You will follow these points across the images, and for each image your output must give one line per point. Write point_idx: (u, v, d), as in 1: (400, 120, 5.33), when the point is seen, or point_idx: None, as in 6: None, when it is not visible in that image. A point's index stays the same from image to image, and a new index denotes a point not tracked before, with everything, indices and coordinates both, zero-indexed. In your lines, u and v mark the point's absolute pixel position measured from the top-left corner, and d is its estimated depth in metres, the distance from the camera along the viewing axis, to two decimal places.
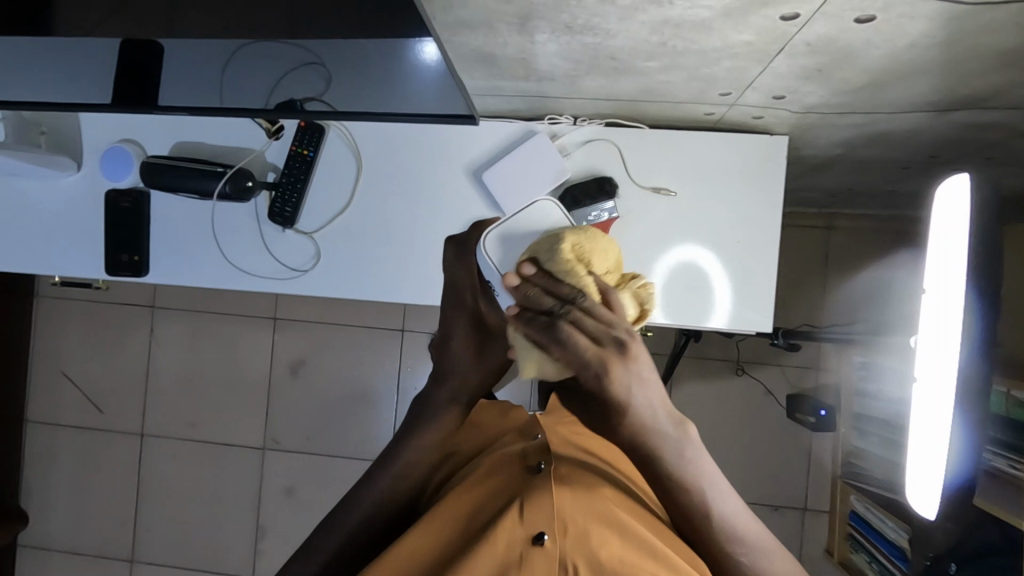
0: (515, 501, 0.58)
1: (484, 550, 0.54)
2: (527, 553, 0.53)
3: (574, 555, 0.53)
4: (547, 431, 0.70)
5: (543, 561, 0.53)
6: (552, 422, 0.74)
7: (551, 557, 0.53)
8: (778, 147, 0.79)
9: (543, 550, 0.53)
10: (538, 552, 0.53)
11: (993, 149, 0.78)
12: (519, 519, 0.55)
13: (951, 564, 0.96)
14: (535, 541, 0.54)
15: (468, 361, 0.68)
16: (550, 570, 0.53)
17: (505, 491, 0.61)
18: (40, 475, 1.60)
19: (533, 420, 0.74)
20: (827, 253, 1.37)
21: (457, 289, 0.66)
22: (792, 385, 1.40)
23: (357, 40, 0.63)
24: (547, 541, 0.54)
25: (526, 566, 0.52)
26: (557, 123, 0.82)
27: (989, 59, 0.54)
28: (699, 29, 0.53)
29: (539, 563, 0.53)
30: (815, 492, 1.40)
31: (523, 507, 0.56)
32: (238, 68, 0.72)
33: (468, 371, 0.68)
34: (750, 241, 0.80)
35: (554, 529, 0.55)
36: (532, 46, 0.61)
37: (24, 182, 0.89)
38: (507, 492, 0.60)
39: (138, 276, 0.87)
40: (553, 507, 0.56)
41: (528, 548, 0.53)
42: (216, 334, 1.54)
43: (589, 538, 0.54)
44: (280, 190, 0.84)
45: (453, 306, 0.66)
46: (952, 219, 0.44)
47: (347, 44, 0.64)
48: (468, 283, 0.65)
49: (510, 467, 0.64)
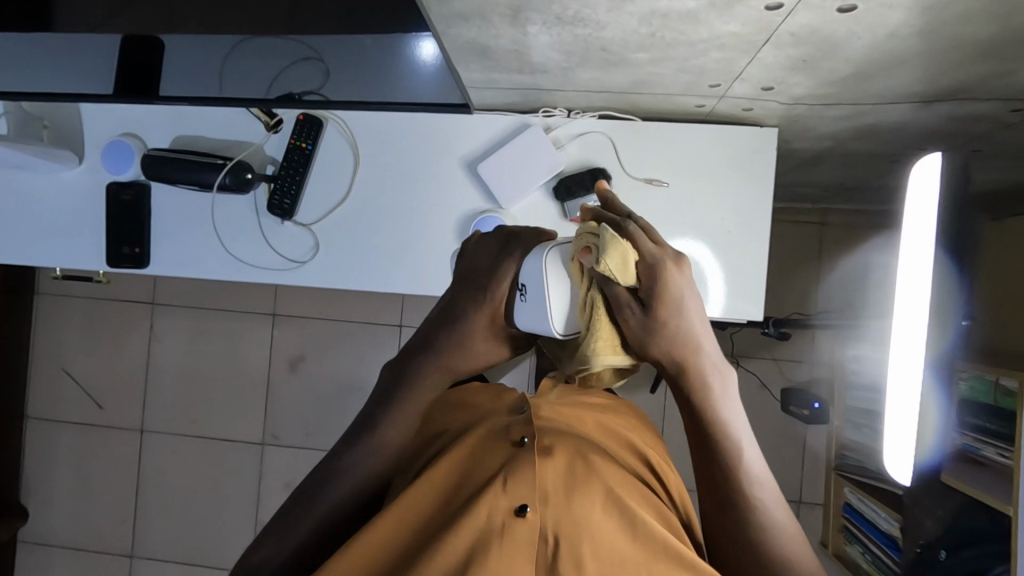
0: (499, 474, 0.60)
1: (470, 520, 0.56)
2: (508, 523, 0.56)
3: (554, 524, 0.56)
4: (533, 407, 0.71)
5: (525, 529, 0.56)
6: (542, 400, 0.73)
7: (532, 527, 0.56)
8: (768, 138, 0.80)
9: (526, 520, 0.56)
10: (521, 522, 0.56)
11: (978, 142, 0.80)
12: (503, 490, 0.58)
13: (942, 551, 0.98)
14: (518, 512, 0.56)
15: (471, 344, 0.64)
16: (530, 540, 0.55)
17: (489, 463, 0.62)
18: (40, 471, 1.61)
19: (522, 396, 0.75)
20: (820, 249, 1.39)
21: (473, 268, 0.63)
22: (786, 379, 1.42)
23: (365, 19, 0.66)
24: (529, 512, 0.56)
25: (507, 535, 0.55)
26: (550, 116, 0.84)
27: (969, 49, 0.55)
28: (688, 20, 0.55)
29: (522, 533, 0.55)
30: (810, 486, 1.41)
31: (507, 479, 0.58)
32: (239, 58, 0.74)
33: (468, 353, 0.65)
34: (742, 232, 0.81)
35: (536, 500, 0.57)
36: (525, 38, 0.62)
37: (27, 175, 0.91)
38: (491, 465, 0.62)
39: (139, 269, 0.89)
40: (535, 481, 0.58)
41: (510, 518, 0.56)
42: (215, 330, 1.56)
43: (570, 510, 0.57)
44: (279, 182, 0.85)
45: (464, 285, 0.63)
46: (917, 203, 0.45)
47: (351, 21, 0.67)
48: (484, 263, 0.62)
49: (495, 439, 0.65)
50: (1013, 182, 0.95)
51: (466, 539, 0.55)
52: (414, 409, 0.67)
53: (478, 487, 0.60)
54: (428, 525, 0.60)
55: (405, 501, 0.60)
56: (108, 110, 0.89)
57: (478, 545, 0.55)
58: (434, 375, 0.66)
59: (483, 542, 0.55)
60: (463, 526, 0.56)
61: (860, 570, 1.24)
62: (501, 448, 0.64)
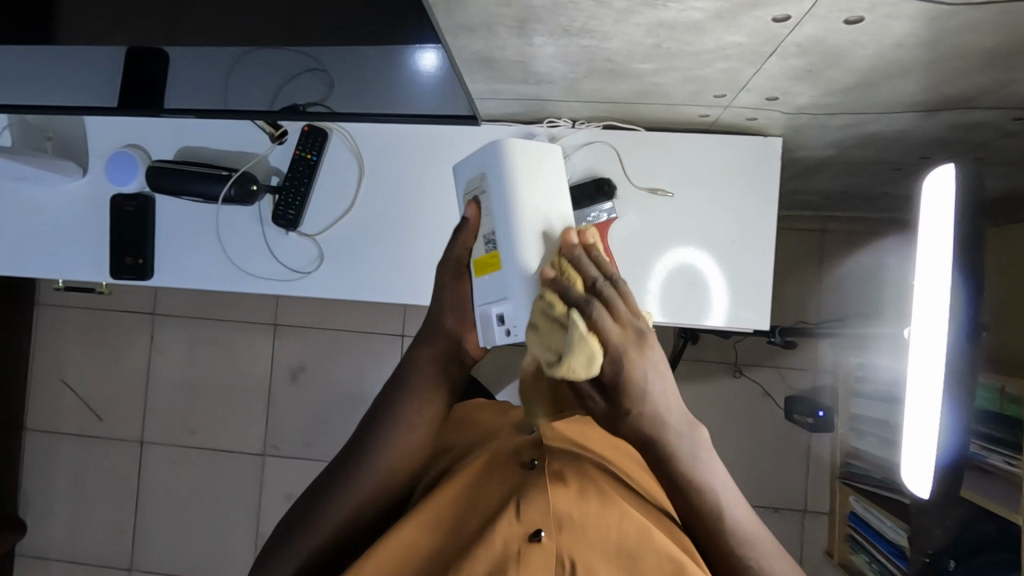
0: (512, 498, 0.59)
1: (484, 545, 0.56)
2: (524, 549, 0.56)
3: (569, 550, 0.56)
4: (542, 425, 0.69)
5: (540, 555, 0.55)
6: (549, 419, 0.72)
7: (547, 552, 0.56)
8: (772, 147, 0.80)
9: (540, 546, 0.56)
10: (536, 548, 0.56)
11: (981, 150, 0.81)
12: (516, 516, 0.57)
13: (950, 561, 0.96)
14: (533, 538, 0.56)
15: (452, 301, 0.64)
16: (546, 565, 0.55)
17: (502, 486, 0.62)
18: (39, 484, 1.60)
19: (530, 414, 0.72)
20: (821, 258, 1.39)
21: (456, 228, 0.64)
22: (789, 388, 1.41)
23: (361, 47, 0.67)
24: (544, 538, 0.56)
25: (524, 562, 0.55)
26: (554, 126, 0.84)
27: (976, 58, 0.55)
28: (693, 31, 0.55)
29: (538, 559, 0.55)
30: (814, 494, 1.41)
31: (521, 505, 0.58)
32: (245, 69, 0.74)
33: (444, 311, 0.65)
34: (748, 241, 0.81)
35: (550, 525, 0.57)
36: (531, 49, 0.63)
37: (30, 187, 0.91)
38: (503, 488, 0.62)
39: (142, 280, 0.88)
40: (550, 505, 0.58)
41: (525, 544, 0.56)
42: (216, 341, 1.55)
43: (584, 537, 0.57)
44: (284, 193, 0.85)
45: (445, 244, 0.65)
46: (936, 214, 0.45)
47: (351, 50, 0.68)
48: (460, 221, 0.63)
49: (504, 463, 0.64)
50: (1017, 189, 0.96)
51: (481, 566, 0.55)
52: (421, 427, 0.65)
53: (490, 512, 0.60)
54: (440, 549, 0.60)
55: (414, 523, 0.60)
56: (111, 122, 0.89)
57: (494, 574, 0.55)
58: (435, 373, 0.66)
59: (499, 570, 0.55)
60: (477, 552, 0.56)
61: None
62: (512, 471, 0.63)
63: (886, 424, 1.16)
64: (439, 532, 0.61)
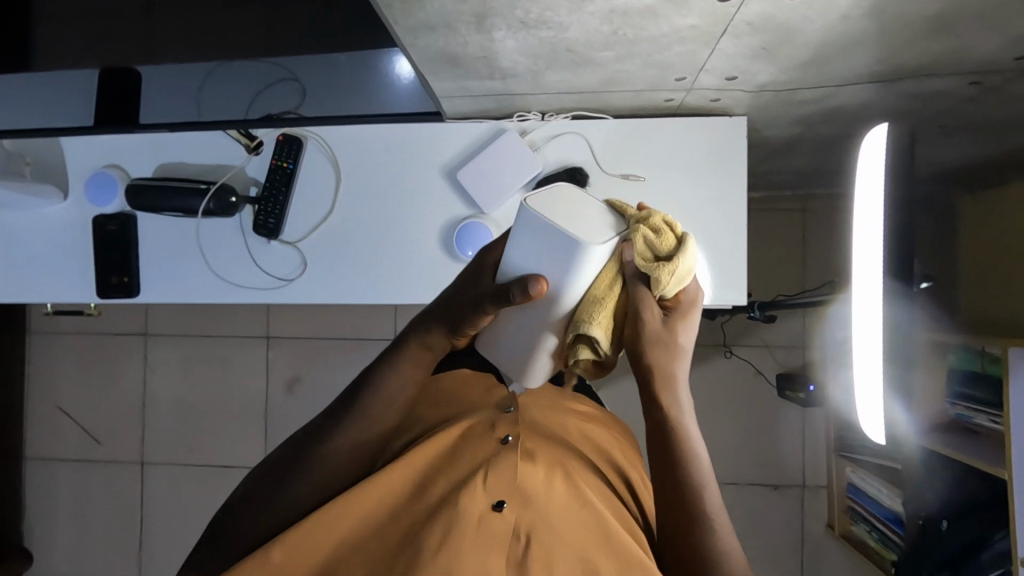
0: (479, 469, 0.61)
1: (450, 508, 0.59)
2: (486, 516, 0.59)
3: (527, 525, 0.59)
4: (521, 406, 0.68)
5: (500, 523, 0.59)
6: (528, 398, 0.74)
7: (506, 523, 0.59)
8: (738, 127, 0.82)
9: (501, 516, 0.59)
10: (497, 516, 0.59)
11: (943, 118, 0.82)
12: (482, 487, 0.60)
13: (942, 522, 0.97)
14: (495, 508, 0.59)
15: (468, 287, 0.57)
16: (503, 534, 0.59)
17: (473, 455, 0.63)
18: (41, 512, 1.60)
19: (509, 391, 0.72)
20: (803, 236, 1.41)
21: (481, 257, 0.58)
22: (780, 365, 1.43)
23: (338, 47, 0.76)
24: (505, 509, 0.59)
25: (483, 528, 0.58)
26: (525, 120, 0.85)
27: (921, 26, 0.57)
28: (646, 16, 0.57)
29: (496, 526, 0.59)
30: (812, 468, 1.42)
31: (487, 475, 0.60)
32: (225, 75, 0.79)
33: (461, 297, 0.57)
34: (721, 220, 0.83)
35: (512, 498, 0.60)
36: (492, 44, 0.64)
37: (13, 213, 0.91)
38: (472, 460, 0.63)
39: (129, 297, 0.89)
40: (515, 480, 0.60)
41: (488, 511, 0.59)
42: (210, 358, 1.56)
43: (544, 514, 0.60)
44: (263, 203, 0.86)
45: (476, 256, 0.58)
46: (869, 177, 0.47)
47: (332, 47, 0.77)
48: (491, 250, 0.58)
49: (478, 436, 0.65)
50: (987, 154, 0.97)
51: (442, 529, 0.58)
52: (411, 382, 0.63)
53: (456, 482, 0.61)
54: (403, 514, 0.62)
55: (382, 484, 0.61)
56: (91, 143, 0.90)
57: (451, 534, 0.57)
58: (420, 343, 0.62)
59: (457, 534, 0.57)
60: (441, 516, 0.58)
61: (868, 549, 1.26)
62: (485, 444, 0.64)
63: None
64: (405, 494, 0.63)
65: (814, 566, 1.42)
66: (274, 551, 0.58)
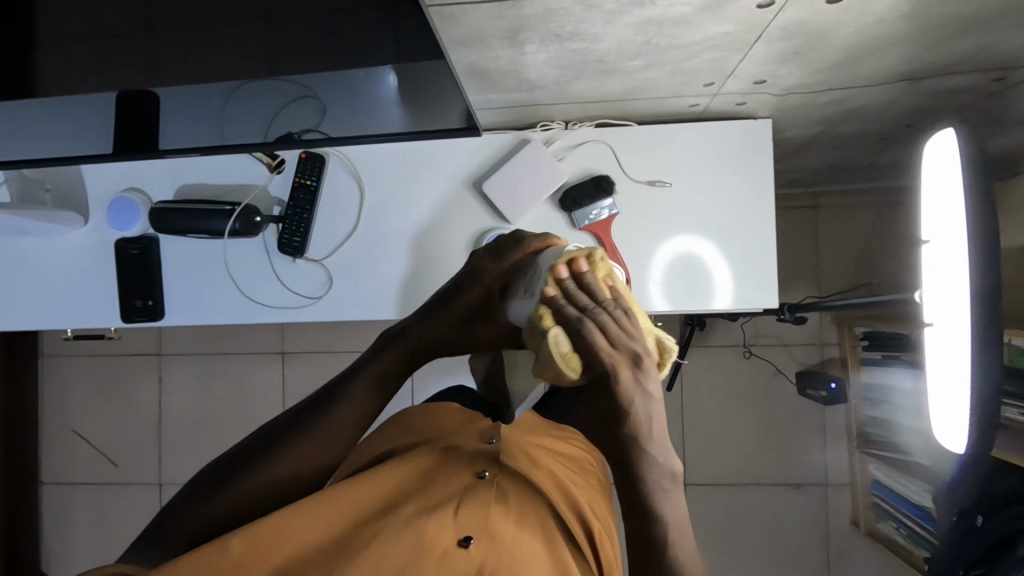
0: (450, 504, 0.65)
1: (413, 537, 0.60)
2: (449, 551, 0.60)
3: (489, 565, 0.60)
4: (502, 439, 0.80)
5: (462, 559, 0.60)
6: (510, 430, 0.83)
7: (469, 560, 0.60)
8: (763, 130, 0.82)
9: (464, 551, 0.60)
10: (461, 552, 0.60)
11: (967, 113, 0.82)
12: (452, 522, 0.63)
13: (978, 516, 0.97)
14: (460, 543, 0.61)
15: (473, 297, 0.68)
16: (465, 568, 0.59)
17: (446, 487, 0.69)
18: (59, 536, 1.59)
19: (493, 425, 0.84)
20: (818, 233, 1.41)
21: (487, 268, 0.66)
22: (799, 363, 1.43)
23: (346, 71, 0.68)
24: (470, 544, 0.61)
25: (445, 562, 0.59)
26: (549, 129, 0.85)
27: (957, 26, 0.57)
28: (680, 25, 0.56)
29: (459, 559, 0.60)
30: (835, 466, 1.42)
31: (457, 512, 0.64)
32: (236, 109, 0.75)
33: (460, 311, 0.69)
34: (747, 222, 0.82)
35: (479, 536, 0.62)
36: (522, 57, 0.64)
37: (33, 240, 0.91)
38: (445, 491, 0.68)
39: (153, 321, 0.89)
40: (483, 519, 0.64)
41: (453, 546, 0.61)
42: (226, 375, 1.55)
43: (506, 555, 0.61)
44: (287, 221, 0.86)
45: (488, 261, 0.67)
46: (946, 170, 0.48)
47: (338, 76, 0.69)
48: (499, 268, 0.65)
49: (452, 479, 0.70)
50: (1006, 148, 0.98)
51: (403, 556, 0.59)
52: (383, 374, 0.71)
53: (425, 510, 0.64)
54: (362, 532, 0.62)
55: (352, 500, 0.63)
56: (111, 167, 0.89)
57: (413, 563, 0.58)
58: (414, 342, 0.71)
59: (417, 562, 0.58)
60: (407, 544, 0.60)
61: (897, 545, 1.25)
62: (459, 478, 0.71)
63: (895, 391, 1.17)
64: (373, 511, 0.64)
65: (841, 564, 1.41)
66: (234, 541, 0.55)
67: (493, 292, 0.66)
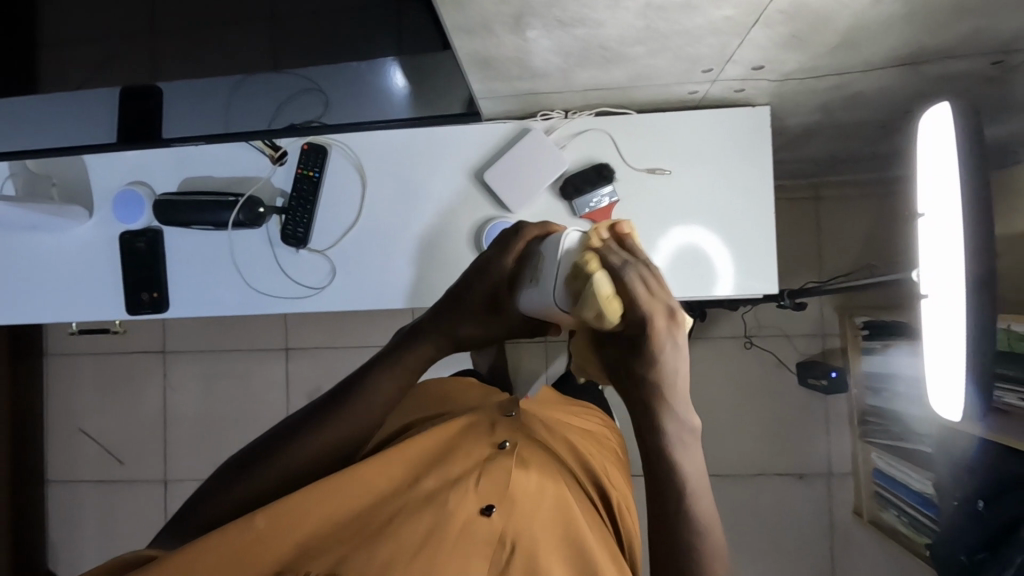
0: (474, 471, 0.64)
1: (441, 505, 0.60)
2: (473, 519, 0.59)
3: (513, 532, 0.59)
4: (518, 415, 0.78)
5: (485, 527, 0.59)
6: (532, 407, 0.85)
7: (492, 528, 0.59)
8: (763, 117, 0.82)
9: (488, 519, 0.60)
10: (484, 520, 0.59)
11: (966, 99, 0.83)
12: (474, 489, 0.62)
13: (979, 501, 0.97)
14: (483, 511, 0.60)
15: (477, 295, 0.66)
16: (489, 537, 0.59)
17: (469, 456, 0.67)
18: (66, 533, 1.60)
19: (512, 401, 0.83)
20: (818, 224, 1.42)
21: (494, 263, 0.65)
22: (801, 354, 1.43)
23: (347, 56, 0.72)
24: (493, 512, 0.60)
25: (468, 530, 0.58)
26: (549, 118, 0.85)
27: (954, 8, 0.58)
28: (682, 9, 0.57)
29: (482, 530, 0.59)
30: (837, 456, 1.42)
31: (479, 480, 0.63)
32: (245, 91, 0.76)
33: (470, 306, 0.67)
34: (746, 207, 0.83)
35: (501, 504, 0.61)
36: (525, 44, 0.64)
37: (40, 234, 0.91)
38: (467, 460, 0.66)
39: (159, 313, 0.89)
40: (506, 486, 0.62)
41: (476, 514, 0.60)
42: (230, 372, 1.56)
43: (528, 521, 0.60)
44: (290, 212, 0.87)
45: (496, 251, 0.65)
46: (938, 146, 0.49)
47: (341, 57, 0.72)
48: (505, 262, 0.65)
49: (472, 445, 0.69)
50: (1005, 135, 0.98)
51: (428, 523, 0.58)
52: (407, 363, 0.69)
53: (448, 480, 0.63)
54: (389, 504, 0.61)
55: (379, 469, 0.62)
56: (116, 161, 0.90)
57: (438, 531, 0.57)
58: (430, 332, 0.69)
59: (442, 529, 0.58)
60: (430, 511, 0.59)
61: (898, 534, 1.25)
62: (479, 449, 0.68)
63: (895, 379, 1.18)
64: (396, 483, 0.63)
65: (844, 554, 1.42)
66: (258, 517, 0.55)
67: (505, 284, 0.65)
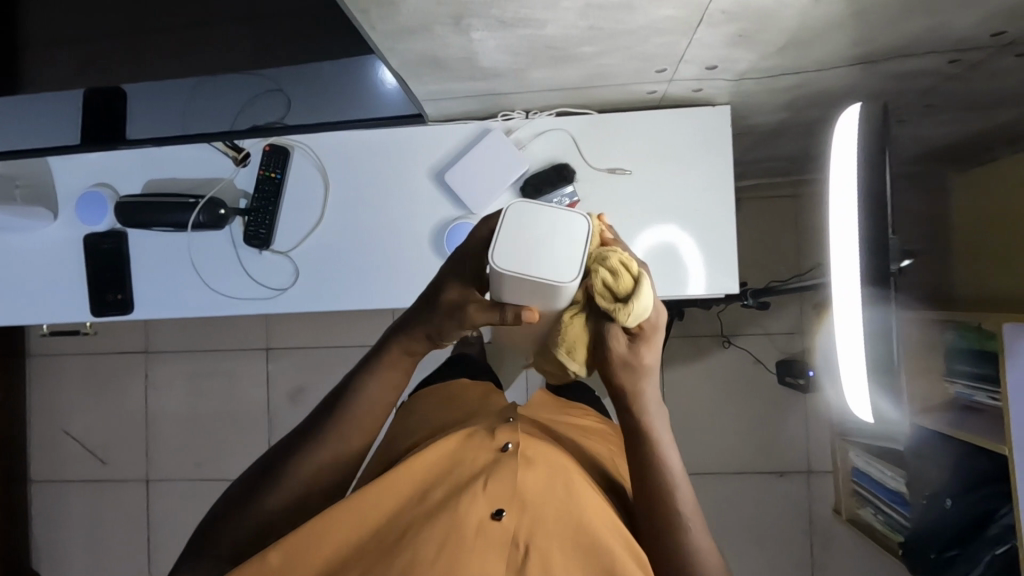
0: (479, 475, 0.60)
1: (449, 513, 0.56)
2: (484, 523, 0.56)
3: (526, 534, 0.56)
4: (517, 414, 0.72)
5: (499, 531, 0.56)
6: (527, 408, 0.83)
7: (505, 532, 0.56)
8: (723, 117, 0.82)
9: (499, 523, 0.56)
10: (497, 525, 0.56)
11: (928, 96, 0.83)
12: (481, 491, 0.57)
13: (947, 499, 0.98)
14: (494, 516, 0.56)
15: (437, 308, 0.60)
16: (502, 542, 0.55)
17: (473, 458, 0.62)
18: (50, 533, 1.60)
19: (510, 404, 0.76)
20: (796, 222, 1.41)
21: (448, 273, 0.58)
22: (779, 352, 1.44)
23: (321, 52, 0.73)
24: (504, 516, 0.56)
25: (479, 536, 0.55)
26: (509, 119, 0.85)
27: (898, 6, 0.57)
28: (623, 9, 0.57)
29: (495, 534, 0.56)
30: (817, 453, 1.42)
31: (487, 481, 0.58)
32: (206, 91, 0.77)
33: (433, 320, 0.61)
34: (708, 206, 0.83)
35: (512, 505, 0.57)
36: (472, 44, 0.64)
37: (5, 236, 0.92)
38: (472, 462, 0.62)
39: (125, 314, 0.89)
40: (515, 484, 0.58)
41: (485, 519, 0.56)
42: (212, 372, 1.56)
43: (543, 521, 0.57)
44: (253, 214, 0.87)
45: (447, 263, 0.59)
46: (850, 150, 0.48)
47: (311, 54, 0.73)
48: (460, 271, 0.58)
49: (476, 442, 0.64)
50: (974, 133, 0.98)
51: (436, 535, 0.55)
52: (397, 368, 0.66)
53: (453, 486, 0.60)
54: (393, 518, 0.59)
55: (383, 484, 0.59)
56: (80, 162, 0.90)
57: (446, 542, 0.55)
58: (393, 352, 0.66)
59: (451, 540, 0.55)
60: (436, 522, 0.56)
61: (875, 532, 1.25)
62: (484, 449, 0.63)
63: None
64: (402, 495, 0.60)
65: (824, 551, 1.42)
66: (270, 552, 0.56)
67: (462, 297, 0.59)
